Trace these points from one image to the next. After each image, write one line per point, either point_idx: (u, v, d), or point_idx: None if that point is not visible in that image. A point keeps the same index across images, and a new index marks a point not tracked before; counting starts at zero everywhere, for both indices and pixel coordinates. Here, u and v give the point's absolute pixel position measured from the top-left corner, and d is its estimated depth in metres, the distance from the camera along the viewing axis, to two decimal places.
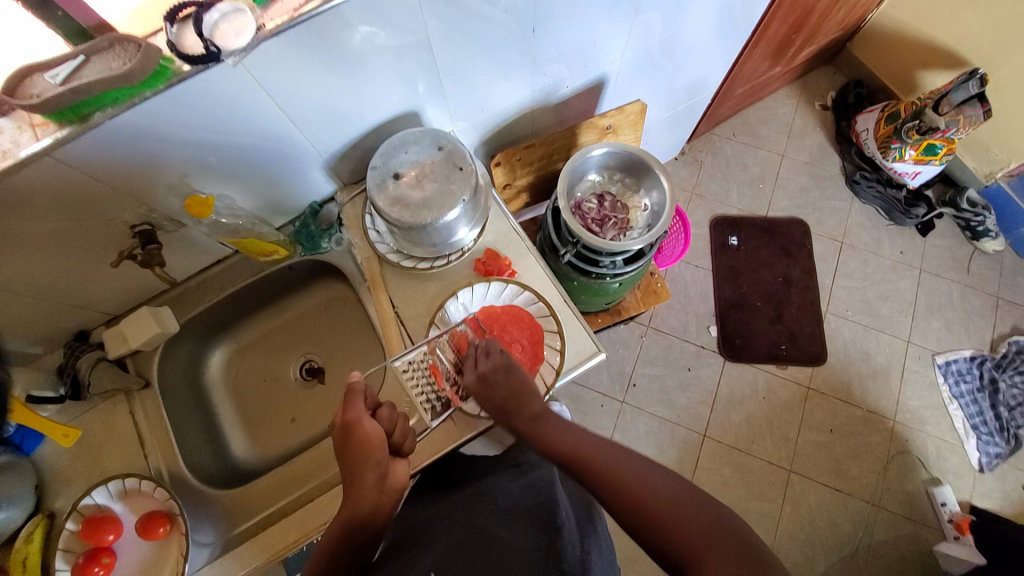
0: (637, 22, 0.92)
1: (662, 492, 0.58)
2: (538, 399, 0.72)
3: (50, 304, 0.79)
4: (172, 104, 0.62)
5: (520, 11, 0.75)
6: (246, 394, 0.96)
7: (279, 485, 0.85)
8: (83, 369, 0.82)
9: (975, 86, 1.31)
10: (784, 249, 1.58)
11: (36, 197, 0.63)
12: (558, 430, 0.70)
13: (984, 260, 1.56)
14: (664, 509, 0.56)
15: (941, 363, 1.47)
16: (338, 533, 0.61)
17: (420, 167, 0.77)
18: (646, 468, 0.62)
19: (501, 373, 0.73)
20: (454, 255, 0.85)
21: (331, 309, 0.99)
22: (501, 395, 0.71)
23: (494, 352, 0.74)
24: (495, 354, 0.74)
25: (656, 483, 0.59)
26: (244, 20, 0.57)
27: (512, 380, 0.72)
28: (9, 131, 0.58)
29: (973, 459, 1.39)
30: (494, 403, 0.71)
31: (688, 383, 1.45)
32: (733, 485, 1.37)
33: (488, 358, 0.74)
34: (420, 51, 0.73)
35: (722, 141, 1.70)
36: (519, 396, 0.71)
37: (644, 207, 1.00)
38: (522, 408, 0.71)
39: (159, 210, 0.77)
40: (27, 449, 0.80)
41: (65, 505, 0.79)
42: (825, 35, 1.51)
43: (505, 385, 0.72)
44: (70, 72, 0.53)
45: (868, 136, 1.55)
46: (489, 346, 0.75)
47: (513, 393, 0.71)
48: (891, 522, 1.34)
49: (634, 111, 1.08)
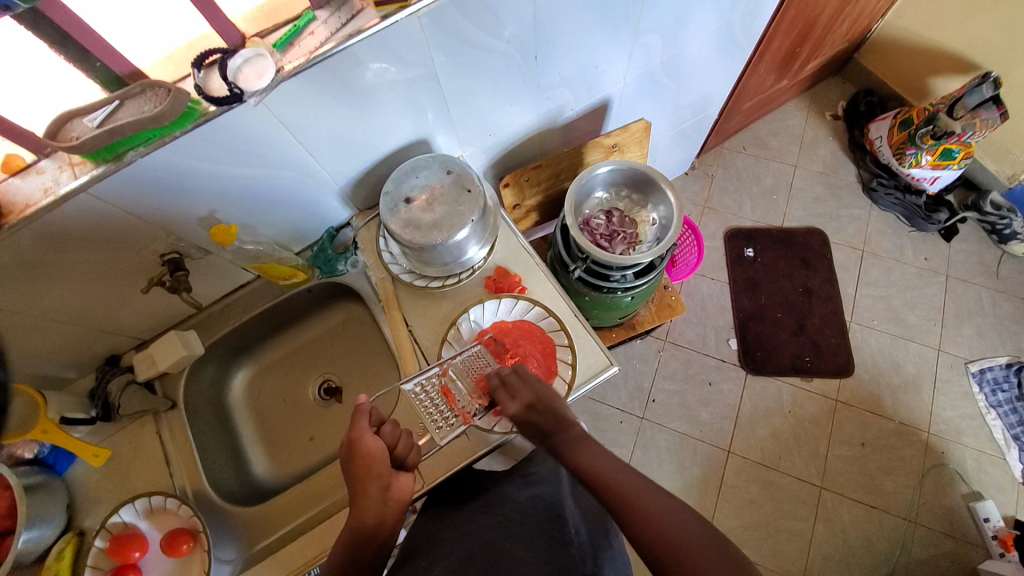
0: (638, 45, 0.95)
1: (673, 520, 0.59)
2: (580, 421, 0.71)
3: (85, 330, 0.84)
4: (197, 140, 0.66)
5: (522, 41, 0.78)
6: (268, 414, 0.98)
7: (302, 497, 0.88)
8: (114, 393, 0.86)
9: (988, 89, 1.29)
10: (803, 259, 1.56)
11: (74, 230, 0.68)
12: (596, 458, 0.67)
13: (1014, 264, 1.51)
14: (677, 539, 0.57)
15: (975, 371, 1.42)
16: (347, 548, 0.62)
17: (430, 190, 0.80)
18: (666, 497, 0.62)
19: (538, 409, 0.71)
20: (465, 274, 0.87)
21: (348, 330, 1.02)
22: (546, 423, 0.70)
23: (520, 389, 0.72)
24: (529, 381, 0.73)
25: (672, 518, 0.59)
26: (266, 63, 0.62)
27: (547, 406, 0.71)
28: (50, 171, 0.63)
29: (1017, 472, 1.32)
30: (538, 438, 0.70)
31: (709, 398, 1.43)
32: (760, 503, 1.33)
33: (514, 398, 0.71)
34: (428, 83, 0.77)
35: (733, 154, 1.71)
36: (562, 423, 0.70)
37: (652, 221, 1.01)
38: (566, 430, 0.69)
39: (186, 239, 0.81)
40: (60, 469, 0.83)
41: (94, 524, 0.82)
42: (831, 46, 1.52)
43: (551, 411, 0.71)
44: (106, 115, 0.58)
45: (882, 142, 1.53)
46: (506, 378, 0.73)
47: (554, 424, 0.70)
48: (930, 540, 1.28)
49: (639, 129, 1.10)
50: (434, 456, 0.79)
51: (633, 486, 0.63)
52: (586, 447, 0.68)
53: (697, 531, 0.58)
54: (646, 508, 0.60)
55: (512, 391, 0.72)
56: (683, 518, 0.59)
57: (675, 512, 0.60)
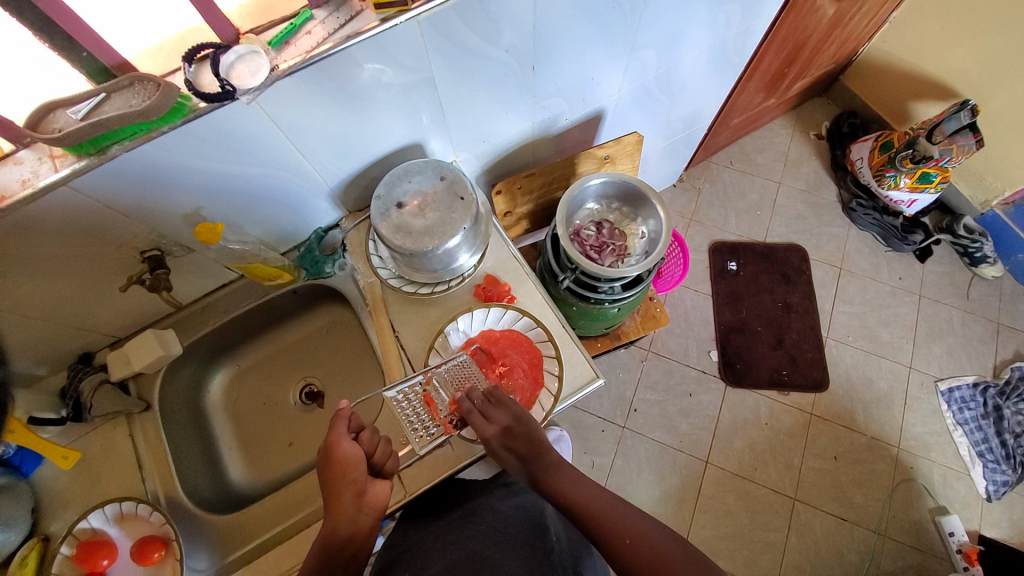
0: (633, 59, 0.95)
1: (650, 537, 0.62)
2: (554, 447, 0.71)
3: (58, 327, 0.81)
4: (184, 137, 0.64)
5: (521, 50, 0.78)
6: (246, 418, 0.96)
7: (275, 505, 0.85)
8: (86, 393, 0.83)
9: (966, 116, 1.33)
10: (784, 275, 1.59)
11: (51, 223, 0.65)
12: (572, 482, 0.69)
13: (983, 286, 1.57)
14: (655, 553, 0.60)
15: (944, 389, 1.46)
16: (319, 555, 0.60)
17: (422, 196, 0.79)
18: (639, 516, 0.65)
19: (515, 433, 0.70)
20: (454, 281, 0.86)
21: (332, 333, 1.00)
22: (521, 448, 0.69)
23: (496, 412, 0.71)
24: (503, 404, 0.72)
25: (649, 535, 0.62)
26: (260, 62, 0.61)
27: (524, 430, 0.70)
28: (29, 162, 0.60)
29: (981, 488, 1.37)
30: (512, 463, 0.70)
31: (690, 409, 1.45)
32: (736, 514, 1.35)
33: (490, 422, 0.70)
34: (425, 88, 0.76)
35: (720, 169, 1.73)
36: (538, 449, 0.70)
37: (641, 234, 1.02)
38: (541, 458, 0.70)
39: (168, 236, 0.79)
40: (26, 471, 0.81)
41: (60, 528, 0.79)
42: (818, 68, 1.56)
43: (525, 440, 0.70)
44: (90, 108, 0.56)
45: (863, 164, 1.58)
46: (484, 402, 0.72)
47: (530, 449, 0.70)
48: (898, 553, 1.32)
49: (631, 142, 1.10)
50: (416, 465, 0.78)
51: (608, 506, 0.66)
52: (563, 474, 0.69)
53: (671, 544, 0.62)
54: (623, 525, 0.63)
55: (488, 415, 0.71)
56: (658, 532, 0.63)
57: (651, 527, 0.63)
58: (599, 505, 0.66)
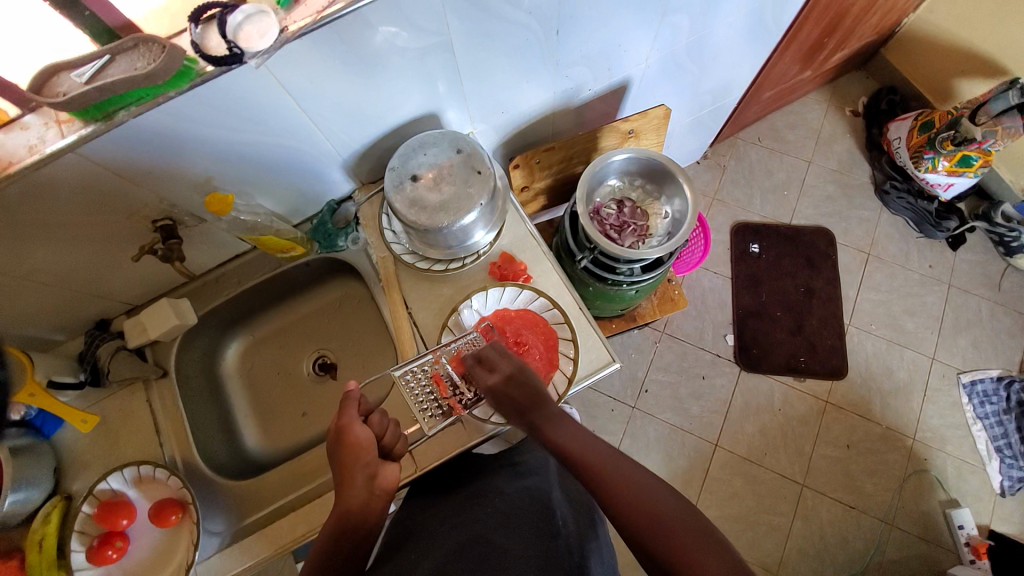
0: (664, 25, 0.89)
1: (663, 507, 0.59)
2: (557, 401, 0.68)
3: (74, 293, 0.81)
4: (193, 102, 0.62)
5: (545, 14, 0.73)
6: (259, 387, 0.97)
7: (289, 476, 0.86)
8: (103, 358, 0.84)
9: (1015, 96, 1.24)
10: (807, 259, 1.54)
11: (64, 191, 0.65)
12: (573, 432, 0.66)
13: (1017, 277, 1.51)
14: (668, 522, 0.58)
15: (966, 382, 1.43)
16: (334, 535, 0.60)
17: (437, 169, 0.76)
18: (647, 476, 0.63)
19: (517, 381, 0.67)
20: (469, 258, 0.84)
21: (345, 307, 1.00)
22: (521, 400, 0.66)
23: (499, 362, 0.68)
24: (509, 355, 0.70)
25: (662, 501, 0.60)
26: (269, 22, 0.57)
27: (526, 378, 0.68)
28: (35, 126, 0.58)
29: (995, 483, 1.35)
30: (514, 413, 0.67)
31: (701, 391, 1.43)
32: (743, 496, 1.35)
33: (494, 370, 0.67)
34: (441, 54, 0.72)
35: (747, 146, 1.66)
36: (539, 399, 0.67)
37: (664, 214, 0.98)
38: (543, 407, 0.66)
39: (180, 206, 0.78)
40: (48, 433, 0.82)
41: (82, 488, 0.81)
42: (859, 38, 1.46)
43: (525, 391, 0.67)
44: (94, 71, 0.53)
45: (900, 144, 1.50)
46: (483, 355, 0.69)
47: (538, 397, 0.67)
48: (903, 542, 1.31)
49: (658, 116, 1.05)
50: (426, 444, 0.77)
51: (615, 468, 0.63)
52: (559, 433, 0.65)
53: (679, 511, 0.59)
54: (637, 498, 0.60)
55: (491, 365, 0.68)
56: (668, 498, 0.61)
57: (662, 493, 0.61)
58: (614, 469, 0.62)
